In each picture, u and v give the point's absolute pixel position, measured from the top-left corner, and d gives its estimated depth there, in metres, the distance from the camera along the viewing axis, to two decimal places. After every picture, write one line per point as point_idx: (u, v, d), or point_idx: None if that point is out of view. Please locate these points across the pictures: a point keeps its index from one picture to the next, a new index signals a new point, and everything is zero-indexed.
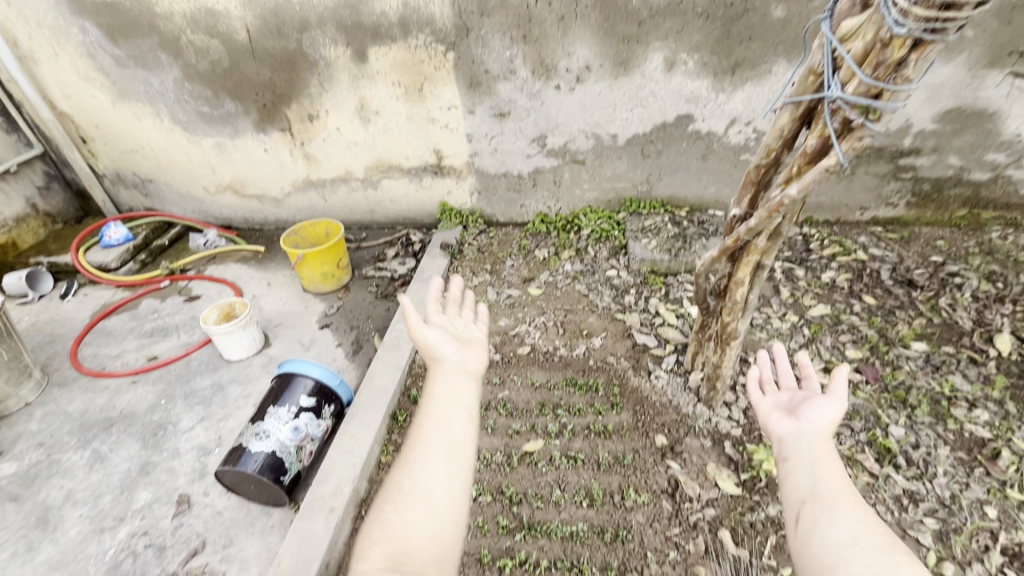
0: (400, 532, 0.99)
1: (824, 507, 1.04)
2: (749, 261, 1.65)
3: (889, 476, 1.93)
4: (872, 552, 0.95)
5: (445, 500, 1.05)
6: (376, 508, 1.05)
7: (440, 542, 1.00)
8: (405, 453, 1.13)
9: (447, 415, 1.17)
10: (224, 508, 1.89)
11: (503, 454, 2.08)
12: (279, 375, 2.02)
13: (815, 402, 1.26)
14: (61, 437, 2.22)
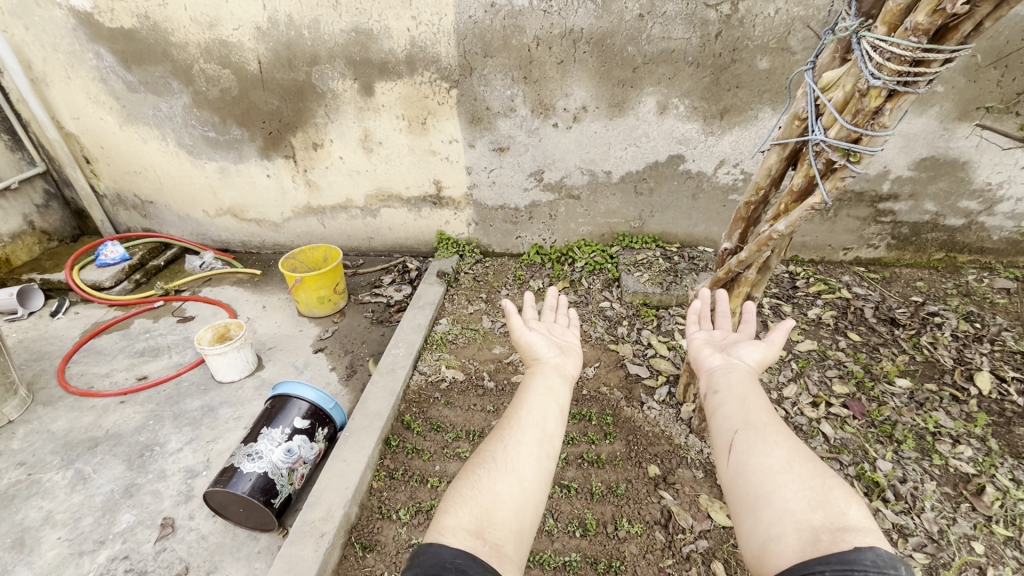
0: (490, 497, 0.92)
1: (756, 436, 1.00)
2: (741, 293, 1.71)
3: (878, 510, 1.95)
4: (802, 475, 0.89)
5: (534, 482, 0.98)
6: (464, 471, 0.99)
7: (524, 522, 0.93)
8: (497, 426, 1.09)
9: (544, 400, 1.15)
10: (209, 533, 1.85)
11: None
12: (274, 396, 2.01)
13: (748, 348, 1.27)
14: (43, 456, 2.16)
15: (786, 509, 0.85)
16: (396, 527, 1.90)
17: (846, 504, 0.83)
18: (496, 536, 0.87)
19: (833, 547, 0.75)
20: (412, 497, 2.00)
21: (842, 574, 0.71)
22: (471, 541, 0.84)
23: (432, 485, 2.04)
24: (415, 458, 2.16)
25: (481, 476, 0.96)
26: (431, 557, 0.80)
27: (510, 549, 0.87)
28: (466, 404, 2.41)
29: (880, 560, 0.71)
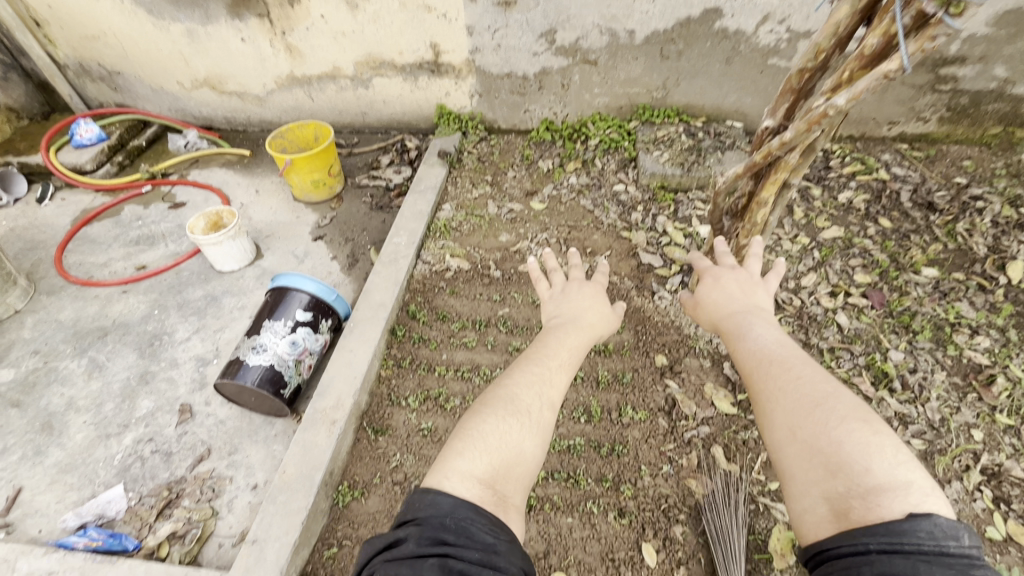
0: (504, 451, 1.18)
1: (764, 401, 1.04)
2: (778, 178, 1.50)
3: (883, 399, 1.96)
4: (813, 440, 0.92)
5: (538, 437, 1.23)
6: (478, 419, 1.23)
7: (527, 474, 1.20)
8: (508, 385, 1.32)
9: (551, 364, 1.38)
10: (227, 418, 1.92)
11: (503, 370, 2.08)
12: (274, 288, 1.95)
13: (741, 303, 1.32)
14: (56, 345, 2.19)
15: (805, 485, 0.89)
16: (406, 413, 1.96)
17: (870, 463, 0.85)
18: (503, 487, 1.13)
19: (873, 517, 0.79)
20: (420, 385, 2.03)
21: (889, 550, 0.75)
22: (481, 492, 1.09)
23: (439, 373, 2.07)
24: (422, 347, 2.16)
25: (493, 430, 1.21)
26: (434, 517, 1.03)
27: (515, 500, 1.14)
28: (472, 293, 2.35)
29: (935, 536, 0.74)
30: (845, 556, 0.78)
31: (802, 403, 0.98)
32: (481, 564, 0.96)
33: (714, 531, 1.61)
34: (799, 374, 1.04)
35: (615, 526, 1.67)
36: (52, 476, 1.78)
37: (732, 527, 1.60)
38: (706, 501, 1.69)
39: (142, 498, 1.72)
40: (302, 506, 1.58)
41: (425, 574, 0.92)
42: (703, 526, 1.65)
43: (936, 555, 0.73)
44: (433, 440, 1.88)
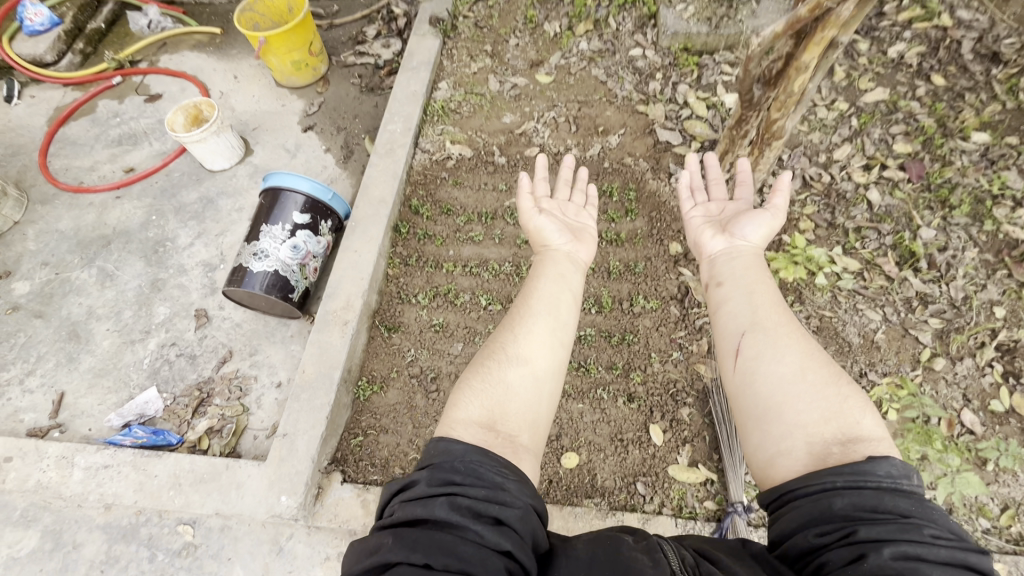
0: (502, 392, 1.06)
1: (768, 335, 0.96)
2: (823, 35, 1.28)
3: (905, 279, 1.88)
4: (821, 386, 0.86)
5: (546, 372, 1.11)
6: (472, 369, 1.12)
7: (536, 412, 1.07)
8: (505, 321, 1.20)
9: (556, 291, 1.25)
10: (242, 321, 1.95)
11: (511, 264, 2.03)
12: (267, 190, 1.85)
13: (754, 226, 1.19)
14: (63, 256, 2.18)
15: (796, 421, 0.84)
16: (416, 310, 1.96)
17: (859, 414, 0.84)
18: (506, 428, 1.02)
19: (845, 459, 0.79)
20: (429, 282, 2.01)
21: (853, 485, 0.75)
22: (484, 435, 0.99)
23: (447, 269, 2.03)
24: (427, 243, 2.09)
25: (494, 372, 1.09)
26: (444, 459, 0.91)
27: (522, 440, 1.02)
28: (476, 183, 2.22)
29: (896, 475, 0.75)
30: (809, 492, 0.77)
31: (808, 350, 0.93)
32: (491, 502, 0.85)
33: (720, 425, 1.65)
34: (794, 318, 1.00)
35: (624, 410, 1.73)
36: (90, 380, 1.88)
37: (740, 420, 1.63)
38: (715, 397, 1.71)
39: (176, 397, 1.82)
40: (325, 403, 1.65)
41: (438, 513, 0.82)
42: (711, 417, 1.70)
43: (894, 488, 0.73)
44: (446, 335, 1.91)
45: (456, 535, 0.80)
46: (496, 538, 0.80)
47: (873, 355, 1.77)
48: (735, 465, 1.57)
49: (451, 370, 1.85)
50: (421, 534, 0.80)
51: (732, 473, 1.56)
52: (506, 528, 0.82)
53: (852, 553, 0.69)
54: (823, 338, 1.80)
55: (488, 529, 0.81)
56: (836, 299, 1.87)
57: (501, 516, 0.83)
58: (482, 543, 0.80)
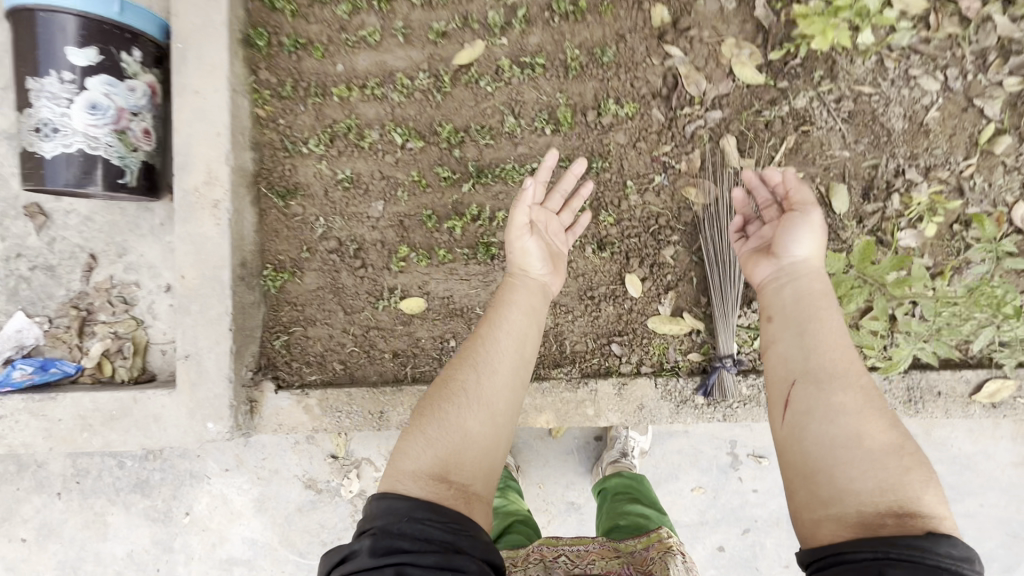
0: (460, 437, 0.93)
1: (827, 391, 0.86)
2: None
3: (987, 20, 1.31)
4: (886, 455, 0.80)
5: (505, 415, 0.98)
6: (427, 405, 0.98)
7: (493, 460, 0.95)
8: (465, 349, 1.04)
9: (524, 325, 1.08)
10: (92, 213, 1.48)
11: (428, 74, 1.42)
12: (13, 21, 1.20)
13: (804, 241, 1.04)
14: None
15: (847, 490, 0.79)
16: (313, 165, 1.46)
17: (925, 491, 0.78)
18: (460, 478, 0.91)
19: (897, 531, 0.74)
20: (320, 120, 1.45)
21: (909, 558, 0.70)
22: (435, 490, 0.89)
23: (339, 97, 1.44)
24: (303, 57, 1.44)
25: (446, 413, 0.95)
26: (388, 521, 0.86)
27: (477, 490, 0.91)
28: None
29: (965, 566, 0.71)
30: (857, 556, 0.72)
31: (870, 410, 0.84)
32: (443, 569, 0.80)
33: (712, 269, 1.34)
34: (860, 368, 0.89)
35: (594, 262, 1.38)
36: None
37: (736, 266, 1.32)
38: (707, 235, 1.35)
39: (53, 320, 1.49)
40: (223, 311, 1.32)
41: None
42: (701, 258, 1.37)
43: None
44: (360, 193, 1.46)
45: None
46: None
47: (917, 145, 1.33)
48: (727, 314, 1.32)
49: (376, 238, 1.46)
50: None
51: (722, 326, 1.32)
52: None
53: None
54: (855, 127, 1.34)
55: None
56: (881, 66, 1.33)
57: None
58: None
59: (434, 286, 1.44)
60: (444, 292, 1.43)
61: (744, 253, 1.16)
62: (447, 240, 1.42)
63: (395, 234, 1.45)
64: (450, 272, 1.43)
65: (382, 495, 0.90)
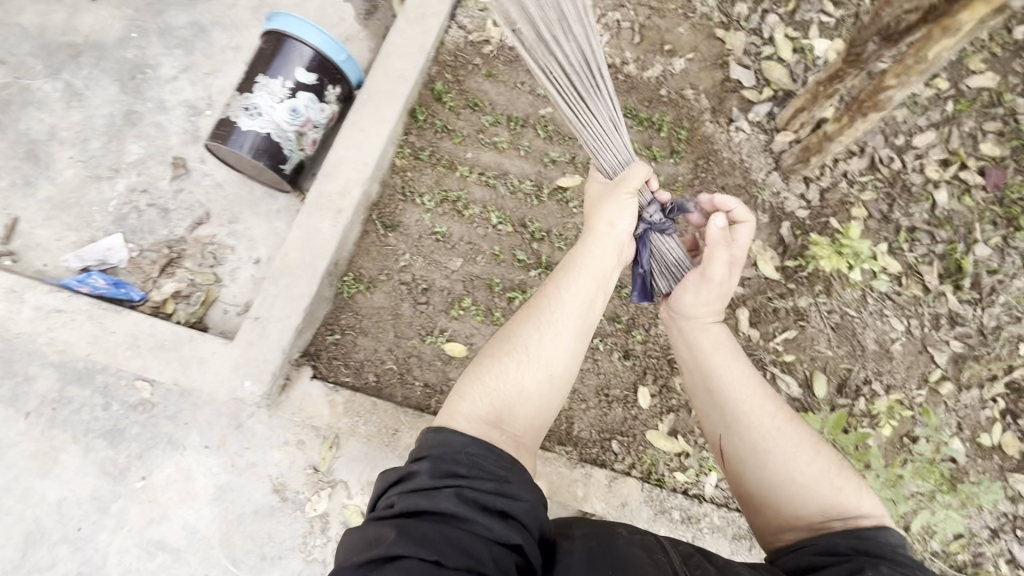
0: (515, 391, 1.03)
1: (740, 425, 1.08)
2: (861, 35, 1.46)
3: (942, 295, 1.75)
4: (808, 471, 1.03)
5: (564, 372, 1.07)
6: (488, 355, 1.07)
7: (545, 413, 1.06)
8: (529, 309, 1.10)
9: (593, 288, 1.10)
10: (225, 182, 1.73)
11: (533, 184, 1.82)
12: (268, 33, 1.58)
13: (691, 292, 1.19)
14: (23, 58, 1.87)
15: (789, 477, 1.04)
16: (419, 213, 1.76)
17: (849, 490, 1.02)
18: (512, 428, 1.01)
19: (842, 527, 0.99)
20: (438, 184, 1.79)
21: (849, 537, 0.96)
22: (486, 431, 0.99)
23: (461, 174, 1.80)
24: (444, 139, 1.83)
25: (505, 368, 1.04)
26: (446, 450, 0.94)
27: (526, 440, 1.03)
28: (512, 81, 1.92)
29: (899, 543, 0.95)
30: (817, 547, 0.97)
31: (778, 429, 1.07)
32: (497, 493, 0.90)
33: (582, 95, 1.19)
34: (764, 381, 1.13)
35: (617, 366, 1.62)
36: (48, 212, 1.68)
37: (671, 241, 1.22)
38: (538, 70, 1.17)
39: (142, 251, 1.65)
40: (305, 293, 1.50)
41: (444, 507, 0.86)
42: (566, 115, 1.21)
43: (890, 547, 0.95)
44: (446, 247, 1.74)
45: (464, 530, 0.85)
46: (507, 532, 0.86)
47: (883, 365, 1.68)
48: (607, 143, 1.19)
49: (445, 286, 1.70)
50: (431, 530, 0.83)
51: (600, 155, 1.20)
52: (513, 520, 0.88)
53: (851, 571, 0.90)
54: (838, 336, 1.70)
55: (495, 523, 0.87)
56: (864, 299, 1.74)
57: (507, 507, 0.89)
58: (491, 537, 0.86)
59: (479, 340, 1.66)
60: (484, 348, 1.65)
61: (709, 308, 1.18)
62: (504, 306, 1.70)
63: (462, 287, 1.71)
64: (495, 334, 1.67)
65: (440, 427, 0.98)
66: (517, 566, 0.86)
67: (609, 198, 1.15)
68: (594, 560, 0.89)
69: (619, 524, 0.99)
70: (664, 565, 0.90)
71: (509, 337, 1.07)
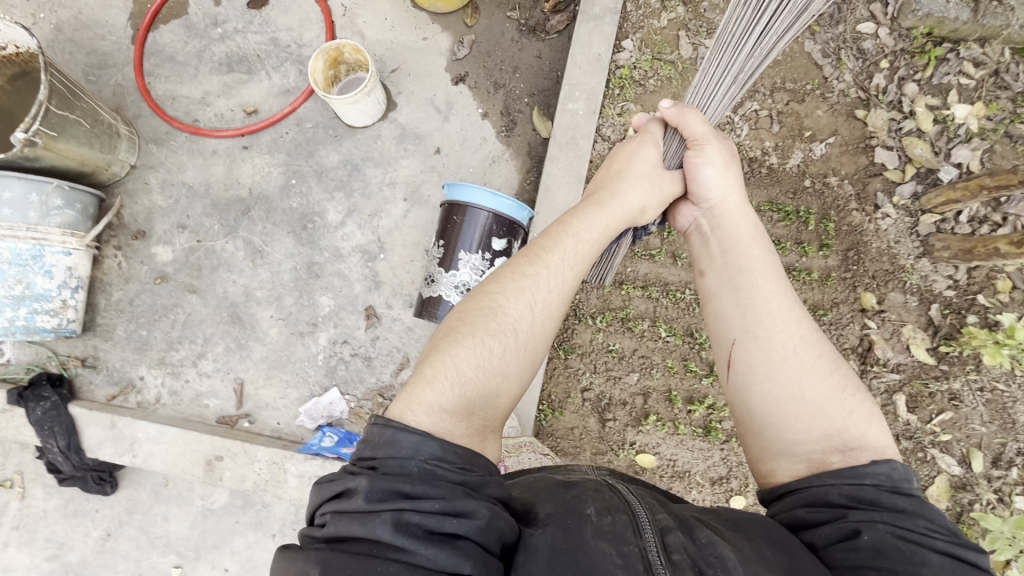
0: (494, 383, 1.11)
1: (756, 334, 1.19)
2: None
3: None
4: (819, 390, 1.11)
5: (538, 350, 1.19)
6: (469, 332, 1.13)
7: (508, 400, 1.15)
8: (518, 280, 1.20)
9: (586, 254, 1.27)
10: (415, 325, 1.89)
11: (693, 291, 1.92)
12: (450, 205, 1.67)
13: (711, 175, 1.34)
14: (200, 219, 1.99)
15: (807, 390, 1.11)
16: (593, 331, 1.92)
17: (857, 414, 1.09)
18: (479, 414, 1.08)
19: (840, 466, 1.05)
20: (606, 302, 1.93)
21: (853, 479, 1.02)
22: (454, 424, 1.04)
23: (626, 290, 1.93)
24: None
25: (489, 347, 1.12)
26: (395, 452, 0.96)
27: (490, 426, 1.11)
28: None
29: (900, 473, 1.01)
30: (810, 488, 1.04)
31: (802, 341, 1.16)
32: (444, 514, 0.89)
33: (722, 64, 1.39)
34: (789, 289, 1.24)
35: None
36: (267, 371, 1.88)
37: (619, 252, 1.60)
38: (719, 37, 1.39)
39: (359, 400, 1.86)
40: None
41: (378, 533, 0.86)
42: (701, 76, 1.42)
43: (892, 487, 1.00)
44: (620, 362, 1.91)
45: (403, 563, 0.84)
46: (451, 561, 0.85)
47: None
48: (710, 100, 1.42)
49: (625, 400, 1.89)
50: (360, 567, 0.83)
51: (698, 87, 1.41)
52: (460, 543, 0.88)
53: (843, 532, 0.96)
54: (990, 411, 1.85)
55: (438, 552, 0.86)
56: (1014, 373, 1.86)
57: (456, 531, 0.88)
58: (435, 567, 0.85)
59: (664, 450, 1.88)
60: (671, 456, 1.88)
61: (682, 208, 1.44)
62: (684, 417, 1.87)
63: (642, 401, 1.89)
64: (680, 442, 1.87)
65: (385, 421, 0.99)
66: None
67: (646, 179, 1.36)
68: (558, 558, 0.93)
69: (588, 504, 1.02)
70: (633, 560, 0.93)
71: (493, 314, 1.16)
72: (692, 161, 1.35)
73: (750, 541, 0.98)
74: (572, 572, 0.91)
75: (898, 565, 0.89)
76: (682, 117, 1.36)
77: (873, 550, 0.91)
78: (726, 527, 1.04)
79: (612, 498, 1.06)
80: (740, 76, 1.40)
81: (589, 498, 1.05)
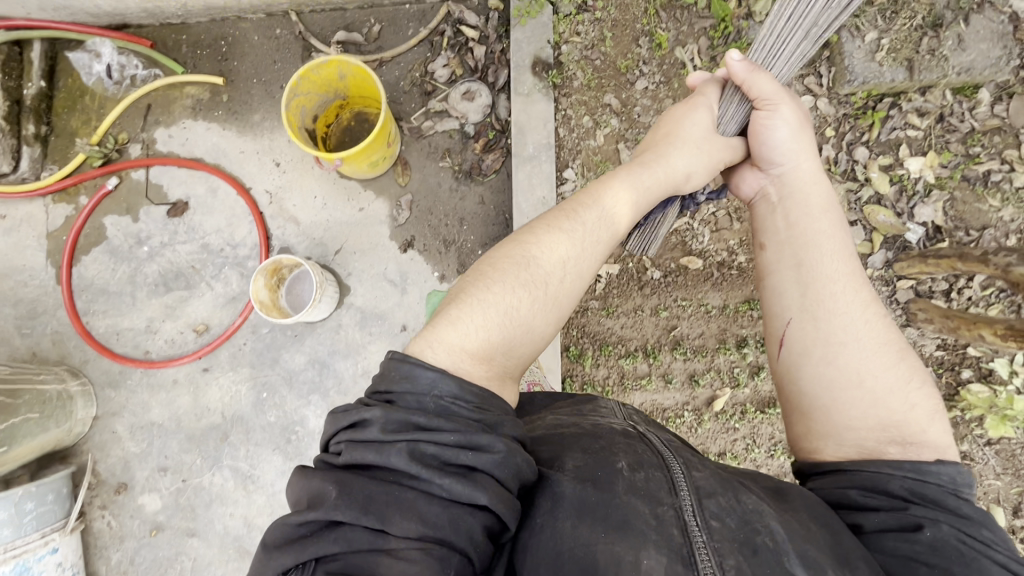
0: (522, 331, 0.99)
1: (816, 311, 1.11)
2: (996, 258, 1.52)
3: None
4: (881, 376, 1.03)
5: (566, 300, 1.06)
6: (496, 275, 1.01)
7: (533, 348, 1.04)
8: (546, 238, 1.06)
9: (619, 230, 1.15)
10: None
11: (691, 411, 1.91)
12: None
13: (777, 133, 1.21)
14: (178, 456, 1.91)
15: (871, 374, 1.04)
16: None
17: (921, 409, 1.01)
18: (502, 360, 0.97)
19: (902, 458, 0.98)
20: None
21: (914, 476, 0.96)
22: (471, 367, 0.92)
23: None
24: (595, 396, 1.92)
25: (518, 295, 1.00)
26: (409, 387, 0.86)
27: (512, 372, 1.00)
28: (630, 309, 1.93)
29: (961, 479, 0.95)
30: (863, 473, 0.99)
31: (866, 324, 1.08)
32: (462, 447, 0.80)
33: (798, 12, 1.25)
34: (858, 270, 1.13)
35: None
36: None
37: (664, 223, 1.42)
38: None
39: None
40: None
41: (392, 462, 0.78)
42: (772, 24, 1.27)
43: (956, 493, 0.94)
44: None
45: (418, 491, 0.77)
46: (468, 492, 0.78)
47: None
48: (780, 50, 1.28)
49: None
50: (376, 490, 0.76)
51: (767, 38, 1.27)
52: (478, 474, 0.80)
53: (910, 522, 0.90)
54: (1003, 461, 1.87)
55: (455, 484, 0.78)
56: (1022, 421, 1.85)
57: (472, 463, 0.80)
58: (450, 498, 0.78)
59: None
60: None
61: (738, 167, 1.33)
62: None
63: None
64: None
65: (403, 355, 0.89)
66: (489, 531, 0.80)
67: (686, 143, 1.23)
68: (585, 508, 0.87)
69: (620, 457, 0.95)
70: (668, 525, 0.85)
71: (521, 262, 1.03)
72: (760, 122, 1.22)
73: (797, 513, 0.90)
74: (603, 526, 0.84)
75: (955, 566, 0.84)
76: (751, 76, 1.20)
77: (932, 546, 0.87)
78: (767, 494, 0.96)
79: (643, 451, 0.98)
80: (813, 30, 1.26)
81: (619, 450, 0.97)
